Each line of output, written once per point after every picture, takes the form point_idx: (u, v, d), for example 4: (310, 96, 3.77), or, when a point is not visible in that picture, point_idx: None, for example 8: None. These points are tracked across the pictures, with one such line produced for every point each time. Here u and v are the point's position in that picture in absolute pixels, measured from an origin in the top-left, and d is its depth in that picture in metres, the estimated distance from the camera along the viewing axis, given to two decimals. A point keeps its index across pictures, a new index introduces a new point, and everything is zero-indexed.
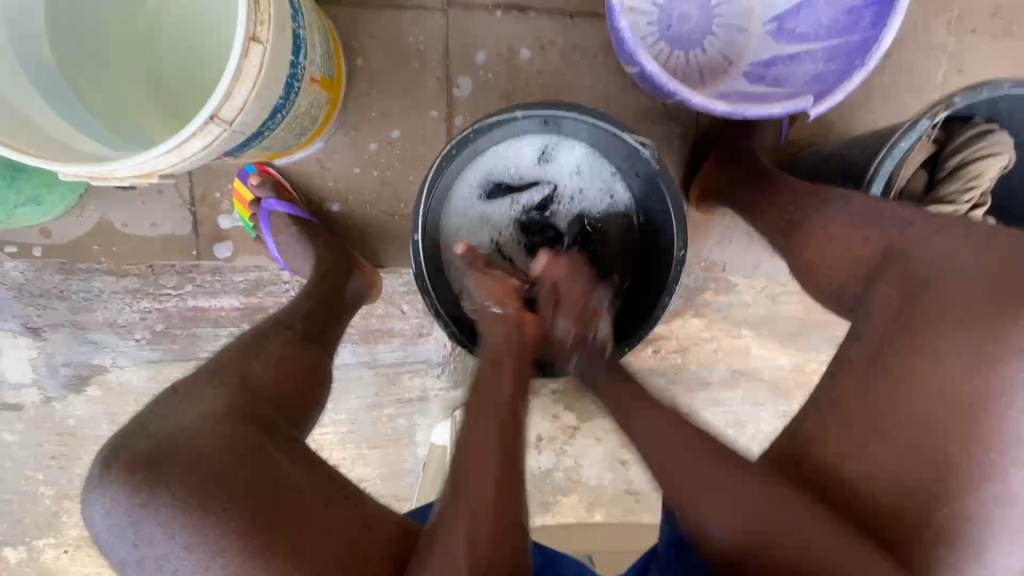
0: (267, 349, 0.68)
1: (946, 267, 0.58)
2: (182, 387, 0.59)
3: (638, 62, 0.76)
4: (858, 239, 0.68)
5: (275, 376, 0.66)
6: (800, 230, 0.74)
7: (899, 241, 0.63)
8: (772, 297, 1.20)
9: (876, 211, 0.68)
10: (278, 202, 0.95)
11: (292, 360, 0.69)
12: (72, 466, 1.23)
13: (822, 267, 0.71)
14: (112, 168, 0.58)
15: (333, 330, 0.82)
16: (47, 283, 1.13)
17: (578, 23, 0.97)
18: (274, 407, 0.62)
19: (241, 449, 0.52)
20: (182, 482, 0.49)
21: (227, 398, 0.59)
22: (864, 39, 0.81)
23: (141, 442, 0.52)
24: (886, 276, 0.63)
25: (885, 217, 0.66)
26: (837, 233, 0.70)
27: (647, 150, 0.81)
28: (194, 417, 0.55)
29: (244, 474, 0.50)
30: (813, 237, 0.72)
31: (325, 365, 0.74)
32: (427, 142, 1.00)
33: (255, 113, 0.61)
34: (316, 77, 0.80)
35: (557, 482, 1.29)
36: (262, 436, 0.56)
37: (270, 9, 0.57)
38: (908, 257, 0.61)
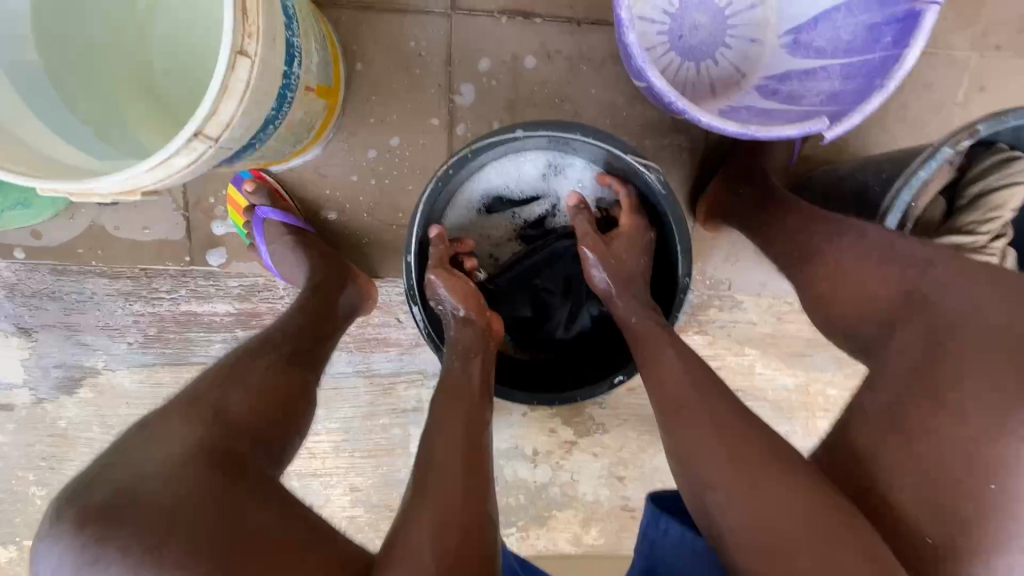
0: (251, 374, 0.65)
1: (967, 313, 0.54)
2: (158, 418, 0.57)
3: (647, 78, 0.73)
4: (878, 274, 0.64)
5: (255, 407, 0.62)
6: (812, 263, 0.71)
7: (921, 283, 0.59)
8: (777, 315, 1.17)
9: (894, 251, 0.64)
10: (272, 210, 0.93)
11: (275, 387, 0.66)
12: (64, 467, 1.22)
13: (836, 299, 0.67)
14: (92, 185, 0.55)
15: (324, 348, 0.79)
16: (39, 284, 1.11)
17: (586, 31, 0.94)
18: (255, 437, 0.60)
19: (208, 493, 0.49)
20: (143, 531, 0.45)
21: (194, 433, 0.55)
22: (886, 57, 0.76)
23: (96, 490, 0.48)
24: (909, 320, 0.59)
25: (902, 255, 0.63)
26: (853, 268, 0.66)
27: (652, 173, 0.78)
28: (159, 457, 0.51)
29: (217, 520, 0.47)
30: (829, 270, 0.69)
31: (305, 389, 0.70)
32: (427, 151, 0.97)
33: (243, 128, 0.58)
34: (312, 86, 0.77)
35: (552, 496, 1.27)
36: (230, 478, 0.52)
37: (259, 20, 0.53)
38: (929, 301, 0.58)
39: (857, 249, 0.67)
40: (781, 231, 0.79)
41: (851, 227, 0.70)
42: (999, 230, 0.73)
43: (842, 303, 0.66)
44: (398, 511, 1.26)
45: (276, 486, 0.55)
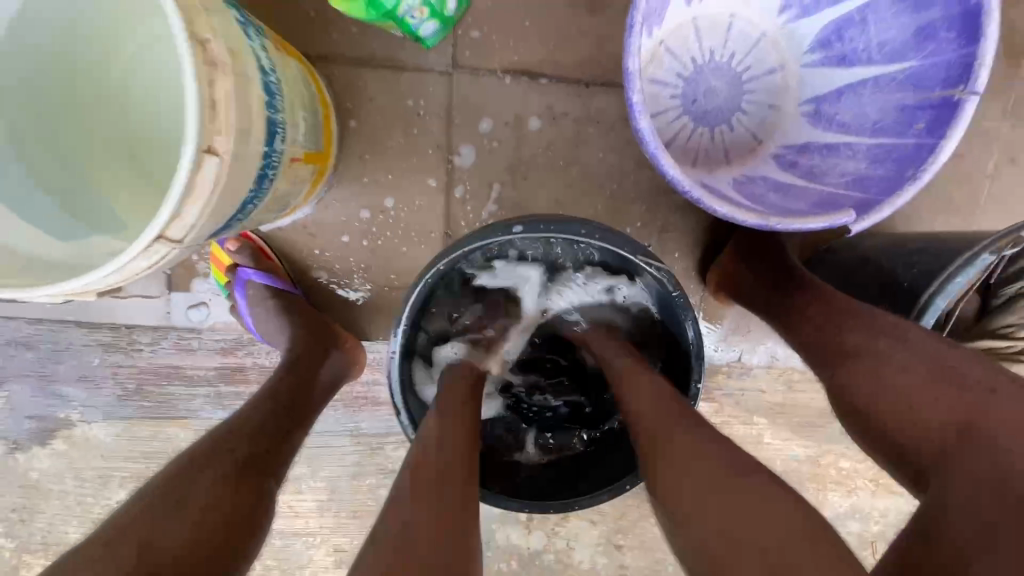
0: (195, 488, 0.58)
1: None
2: (77, 554, 0.50)
3: (659, 165, 0.67)
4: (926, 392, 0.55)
5: (192, 539, 0.54)
6: (842, 364, 0.64)
7: (982, 415, 0.51)
8: (788, 383, 1.11)
9: (944, 364, 0.56)
10: (255, 272, 0.88)
11: (219, 506, 0.58)
12: (35, 519, 1.17)
13: (880, 406, 0.58)
14: (40, 291, 0.49)
15: (286, 445, 0.71)
16: (13, 333, 1.06)
17: (594, 92, 0.89)
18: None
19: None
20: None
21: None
22: (920, 143, 0.72)
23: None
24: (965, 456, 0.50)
25: (955, 373, 0.55)
26: (898, 380, 0.58)
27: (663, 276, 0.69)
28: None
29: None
30: (865, 374, 0.61)
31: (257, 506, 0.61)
32: (422, 212, 0.92)
33: (213, 224, 0.53)
34: (298, 155, 0.71)
35: (547, 563, 1.20)
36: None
37: (230, 114, 0.48)
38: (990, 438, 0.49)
39: (913, 352, 0.59)
40: (806, 321, 0.72)
41: (893, 325, 0.63)
42: None
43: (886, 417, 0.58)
44: None
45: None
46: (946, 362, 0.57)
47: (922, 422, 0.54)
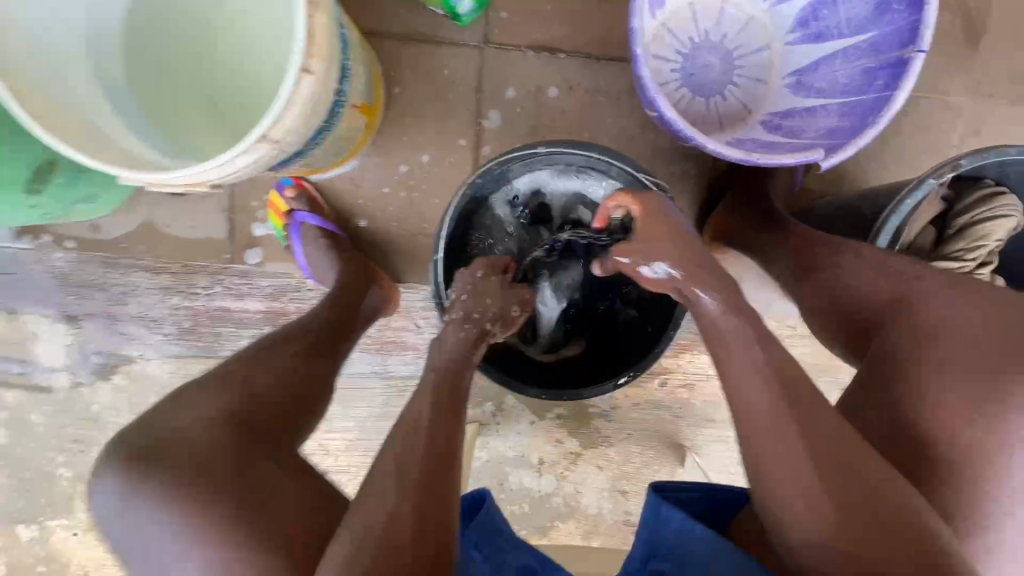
0: (277, 356, 0.75)
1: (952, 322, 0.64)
2: (201, 385, 0.69)
3: (658, 108, 0.82)
4: (872, 287, 0.71)
5: (280, 385, 0.72)
6: (811, 275, 0.79)
7: (911, 295, 0.68)
8: (782, 340, 1.19)
9: (887, 265, 0.71)
10: (309, 215, 1.01)
11: (296, 371, 0.75)
12: (92, 450, 1.29)
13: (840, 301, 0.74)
14: (167, 176, 0.63)
15: (344, 346, 0.85)
16: (88, 275, 1.20)
17: (604, 66, 1.03)
18: (277, 413, 0.70)
19: (229, 455, 0.62)
20: (176, 476, 0.60)
21: (221, 399, 0.67)
22: (878, 97, 0.84)
23: (137, 440, 0.63)
24: (895, 325, 0.67)
25: (895, 272, 0.70)
26: (849, 282, 0.74)
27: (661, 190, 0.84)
28: (193, 418, 0.65)
29: (232, 491, 0.60)
30: (827, 282, 0.77)
31: (325, 376, 0.79)
32: (454, 168, 1.06)
33: (299, 134, 0.67)
34: (357, 104, 0.86)
35: (556, 507, 1.30)
36: (247, 441, 0.65)
37: (322, 44, 0.63)
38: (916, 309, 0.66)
39: (867, 263, 0.73)
40: (784, 249, 0.87)
41: (850, 246, 0.77)
42: (985, 257, 0.80)
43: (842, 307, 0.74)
44: None
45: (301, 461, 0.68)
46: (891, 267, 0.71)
47: (872, 306, 0.71)
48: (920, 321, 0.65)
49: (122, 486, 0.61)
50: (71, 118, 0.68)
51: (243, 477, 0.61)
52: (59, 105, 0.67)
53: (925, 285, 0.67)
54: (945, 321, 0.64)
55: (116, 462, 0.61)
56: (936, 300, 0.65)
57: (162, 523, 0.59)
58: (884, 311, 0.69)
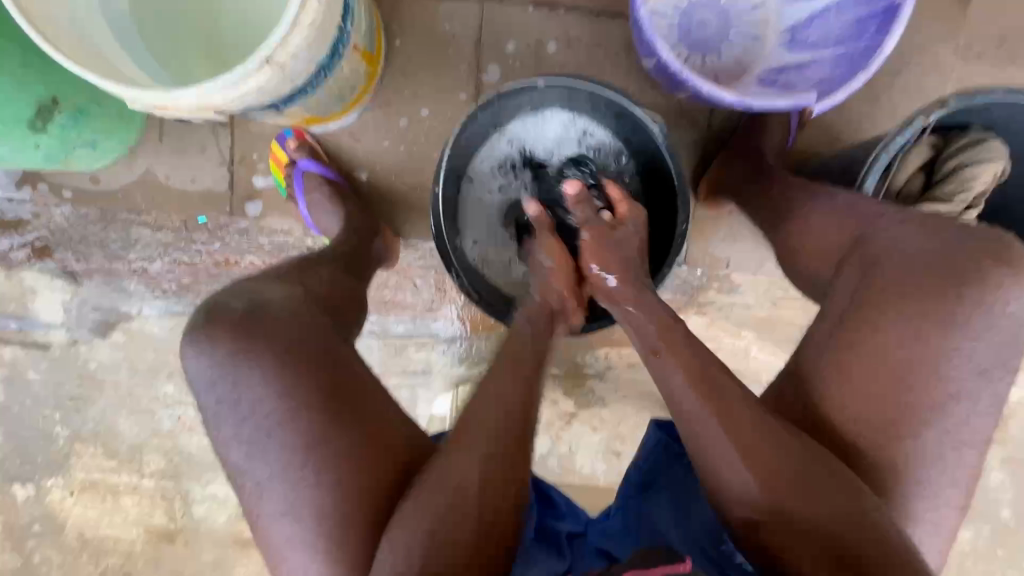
0: (322, 269, 0.80)
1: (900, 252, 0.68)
2: (267, 279, 0.72)
3: (655, 49, 0.83)
4: (834, 228, 0.78)
5: (336, 291, 0.78)
6: (788, 220, 0.84)
7: (868, 233, 0.73)
8: (775, 300, 1.21)
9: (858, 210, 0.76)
10: (311, 163, 1.02)
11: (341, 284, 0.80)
12: (89, 409, 1.29)
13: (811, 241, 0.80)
14: (171, 98, 0.63)
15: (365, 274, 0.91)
16: (88, 230, 1.21)
17: (603, 22, 1.04)
18: (336, 311, 0.75)
19: (318, 332, 0.65)
20: (276, 347, 0.61)
21: (295, 293, 0.70)
22: (868, 46, 0.88)
23: (237, 304, 0.64)
24: (851, 260, 0.73)
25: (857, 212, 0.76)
26: (815, 226, 0.80)
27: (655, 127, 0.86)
28: (282, 295, 0.68)
29: (327, 361, 0.63)
30: (798, 226, 0.82)
31: (361, 292, 0.84)
32: (453, 121, 1.07)
33: (302, 62, 0.68)
34: (359, 48, 0.87)
35: (550, 467, 1.31)
36: (326, 321, 0.69)
37: None
38: (871, 245, 0.71)
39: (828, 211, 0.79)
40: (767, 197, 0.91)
41: (827, 193, 0.82)
42: (971, 201, 0.81)
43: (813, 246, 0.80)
44: None
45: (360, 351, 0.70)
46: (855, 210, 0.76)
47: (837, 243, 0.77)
48: (873, 252, 0.70)
49: (229, 345, 0.61)
50: (79, 45, 0.69)
51: (335, 358, 0.64)
52: (68, 33, 0.69)
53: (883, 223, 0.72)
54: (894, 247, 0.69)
55: (222, 324, 0.62)
56: (888, 233, 0.70)
57: (270, 383, 0.60)
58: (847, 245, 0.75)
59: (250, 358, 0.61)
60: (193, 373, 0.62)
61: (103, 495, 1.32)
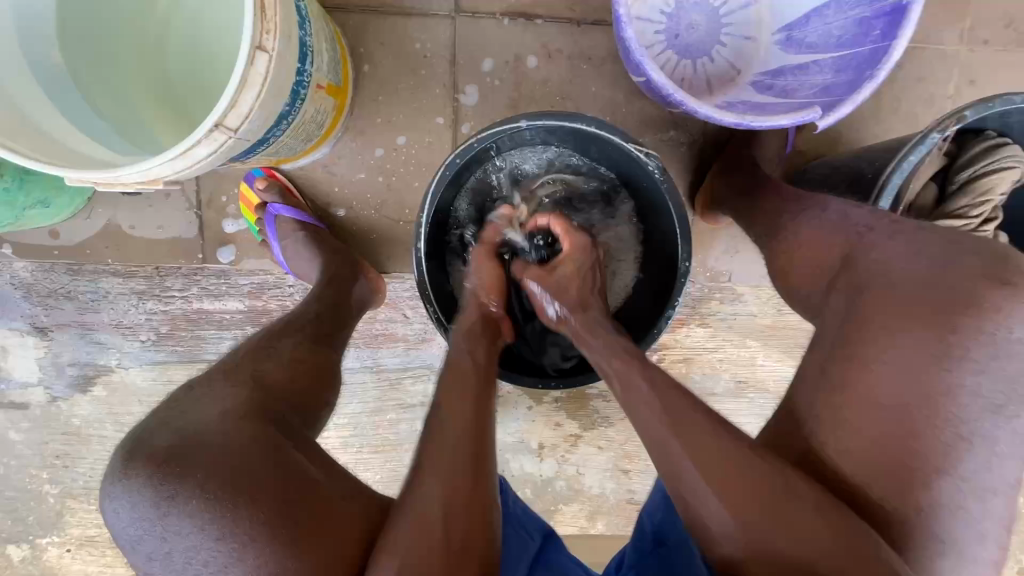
0: (279, 349, 0.75)
1: (887, 267, 0.61)
2: (201, 384, 0.66)
3: (645, 72, 0.76)
4: (824, 244, 0.70)
5: (289, 380, 0.71)
6: (778, 238, 0.77)
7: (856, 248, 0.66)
8: (779, 307, 1.16)
9: (847, 220, 0.69)
10: (284, 207, 0.97)
11: (303, 361, 0.75)
12: (77, 465, 1.23)
13: (791, 272, 0.74)
14: (117, 175, 0.57)
15: (341, 333, 0.86)
16: (56, 283, 1.14)
17: (585, 31, 0.97)
18: (291, 405, 0.69)
19: (264, 446, 0.58)
20: (209, 478, 0.53)
21: (244, 399, 0.64)
22: (875, 49, 0.80)
23: (163, 436, 0.57)
24: (841, 284, 0.66)
25: (851, 227, 0.68)
26: (805, 243, 0.72)
27: (651, 161, 0.77)
28: (217, 414, 0.60)
29: (268, 465, 0.56)
30: (786, 246, 0.75)
31: (331, 365, 0.80)
32: (432, 148, 1.00)
33: (259, 121, 0.62)
34: (323, 84, 0.79)
35: (559, 490, 1.28)
36: (278, 435, 0.61)
37: (277, 17, 0.57)
38: (857, 267, 0.64)
39: (821, 224, 0.72)
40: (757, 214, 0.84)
41: (819, 203, 0.75)
42: (989, 213, 0.76)
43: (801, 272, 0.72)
44: None
45: (319, 455, 0.64)
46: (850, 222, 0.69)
47: (821, 265, 0.70)
48: (864, 274, 0.63)
49: (152, 489, 0.53)
50: (11, 118, 0.62)
51: (287, 469, 0.57)
52: None
53: (872, 237, 0.65)
54: (886, 257, 0.62)
55: (139, 466, 0.54)
56: (877, 252, 0.63)
57: (202, 526, 0.52)
58: (835, 266, 0.68)
59: (183, 490, 0.52)
60: (117, 523, 0.54)
61: (102, 549, 1.27)
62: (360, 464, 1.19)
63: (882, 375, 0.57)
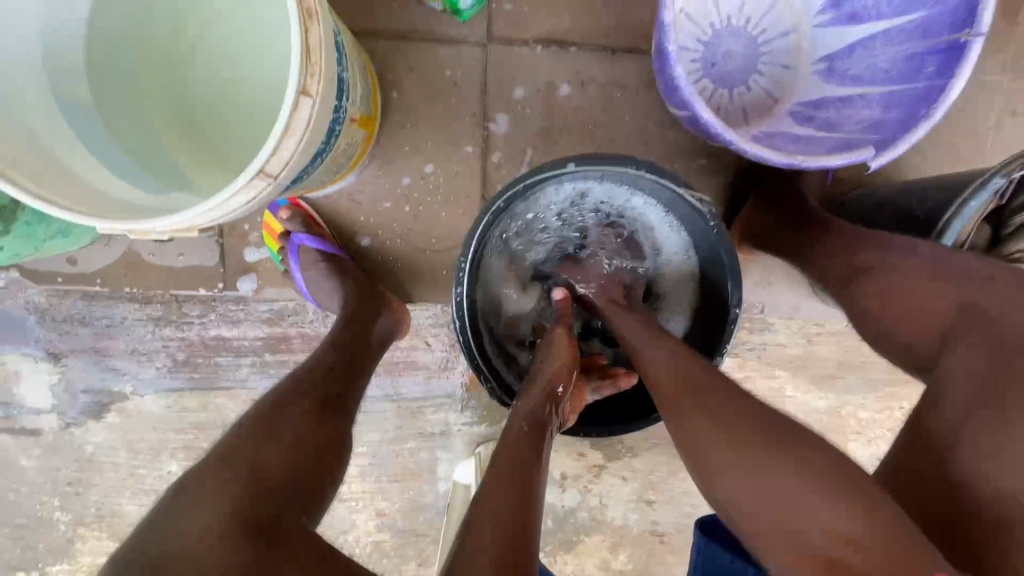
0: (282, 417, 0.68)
1: (1023, 326, 0.57)
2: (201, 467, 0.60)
3: (693, 110, 0.74)
4: (929, 292, 0.67)
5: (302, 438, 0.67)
6: (861, 279, 0.74)
7: (976, 300, 0.62)
8: (811, 338, 1.13)
9: (944, 265, 0.67)
10: (307, 237, 0.94)
11: (311, 436, 0.68)
12: (89, 493, 1.20)
13: (884, 322, 0.71)
14: (151, 224, 0.54)
15: (357, 382, 0.81)
16: (71, 309, 1.12)
17: (619, 59, 0.95)
18: (300, 483, 0.64)
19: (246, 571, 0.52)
20: None
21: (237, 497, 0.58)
22: (929, 87, 0.77)
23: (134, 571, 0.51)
24: (965, 337, 0.61)
25: (957, 271, 0.66)
26: (903, 289, 0.69)
27: (705, 207, 0.75)
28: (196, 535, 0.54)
29: None
30: (874, 289, 0.72)
31: (342, 430, 0.73)
32: (461, 177, 0.98)
33: (299, 164, 0.60)
34: (355, 116, 0.77)
35: (581, 521, 1.25)
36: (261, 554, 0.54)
37: (321, 60, 0.55)
38: (986, 320, 0.60)
39: (922, 268, 0.69)
40: (821, 251, 0.81)
41: (902, 242, 0.73)
42: None
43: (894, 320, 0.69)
44: (424, 538, 1.19)
45: (320, 547, 0.58)
46: (943, 265, 0.67)
47: (933, 314, 0.66)
48: (1000, 332, 0.59)
49: None
50: (40, 162, 0.60)
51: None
52: (19, 144, 0.59)
53: (994, 288, 0.62)
54: (1007, 312, 0.59)
55: None
56: (1011, 306, 0.59)
57: None
58: (952, 318, 0.64)
59: None
60: None
61: None
62: (381, 493, 1.17)
63: (978, 439, 0.55)
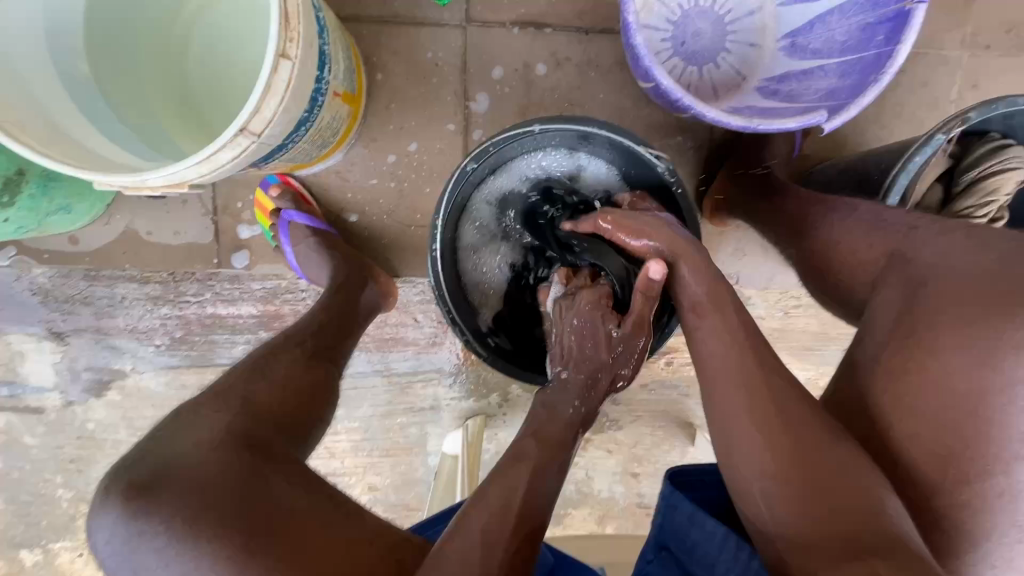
0: (269, 370, 0.73)
1: (937, 262, 0.61)
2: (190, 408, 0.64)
3: (654, 78, 0.78)
4: (862, 245, 0.71)
5: (282, 400, 0.71)
6: (808, 239, 0.79)
7: (900, 247, 0.66)
8: (787, 310, 1.17)
9: (881, 220, 0.71)
10: (297, 213, 0.98)
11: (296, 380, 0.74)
12: (91, 470, 1.24)
13: (829, 276, 0.75)
14: (144, 176, 0.59)
15: (344, 344, 0.87)
16: (72, 289, 1.16)
17: (593, 39, 0.99)
18: (281, 427, 0.69)
19: (239, 473, 0.58)
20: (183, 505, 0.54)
21: (230, 423, 0.63)
22: (878, 53, 0.81)
23: (139, 468, 0.57)
24: (890, 281, 0.65)
25: (888, 225, 0.69)
26: (842, 244, 0.73)
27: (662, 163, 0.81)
28: (191, 445, 0.59)
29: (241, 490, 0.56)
30: (820, 246, 0.76)
31: (329, 380, 0.80)
32: (443, 155, 1.02)
33: (281, 126, 0.64)
34: (339, 91, 0.82)
35: (568, 493, 1.28)
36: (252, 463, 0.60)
37: (299, 26, 0.60)
38: (909, 264, 0.64)
39: (863, 225, 0.72)
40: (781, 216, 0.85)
41: (846, 206, 0.77)
42: (996, 213, 0.77)
43: (837, 274, 0.73)
44: (415, 511, 1.22)
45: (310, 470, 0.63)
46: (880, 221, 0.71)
47: (864, 264, 0.70)
48: (915, 273, 0.63)
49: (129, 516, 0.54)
50: (44, 128, 0.65)
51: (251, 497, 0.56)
52: (23, 110, 0.64)
53: (918, 236, 0.65)
54: (924, 253, 0.63)
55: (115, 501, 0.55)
56: (930, 249, 0.63)
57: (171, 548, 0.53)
58: (882, 264, 0.68)
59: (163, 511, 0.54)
60: (102, 547, 0.55)
61: None
62: (372, 466, 1.20)
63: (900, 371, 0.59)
